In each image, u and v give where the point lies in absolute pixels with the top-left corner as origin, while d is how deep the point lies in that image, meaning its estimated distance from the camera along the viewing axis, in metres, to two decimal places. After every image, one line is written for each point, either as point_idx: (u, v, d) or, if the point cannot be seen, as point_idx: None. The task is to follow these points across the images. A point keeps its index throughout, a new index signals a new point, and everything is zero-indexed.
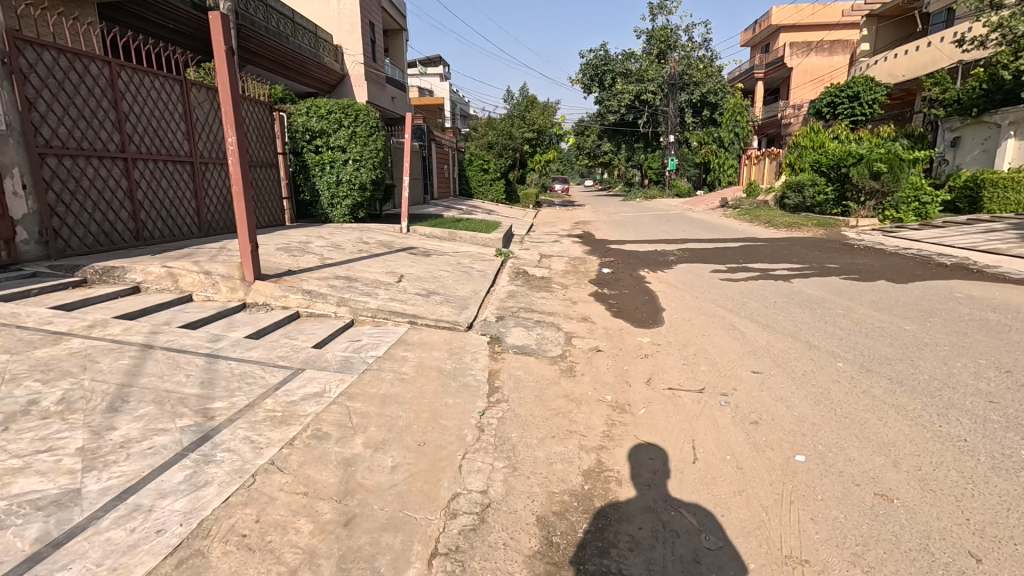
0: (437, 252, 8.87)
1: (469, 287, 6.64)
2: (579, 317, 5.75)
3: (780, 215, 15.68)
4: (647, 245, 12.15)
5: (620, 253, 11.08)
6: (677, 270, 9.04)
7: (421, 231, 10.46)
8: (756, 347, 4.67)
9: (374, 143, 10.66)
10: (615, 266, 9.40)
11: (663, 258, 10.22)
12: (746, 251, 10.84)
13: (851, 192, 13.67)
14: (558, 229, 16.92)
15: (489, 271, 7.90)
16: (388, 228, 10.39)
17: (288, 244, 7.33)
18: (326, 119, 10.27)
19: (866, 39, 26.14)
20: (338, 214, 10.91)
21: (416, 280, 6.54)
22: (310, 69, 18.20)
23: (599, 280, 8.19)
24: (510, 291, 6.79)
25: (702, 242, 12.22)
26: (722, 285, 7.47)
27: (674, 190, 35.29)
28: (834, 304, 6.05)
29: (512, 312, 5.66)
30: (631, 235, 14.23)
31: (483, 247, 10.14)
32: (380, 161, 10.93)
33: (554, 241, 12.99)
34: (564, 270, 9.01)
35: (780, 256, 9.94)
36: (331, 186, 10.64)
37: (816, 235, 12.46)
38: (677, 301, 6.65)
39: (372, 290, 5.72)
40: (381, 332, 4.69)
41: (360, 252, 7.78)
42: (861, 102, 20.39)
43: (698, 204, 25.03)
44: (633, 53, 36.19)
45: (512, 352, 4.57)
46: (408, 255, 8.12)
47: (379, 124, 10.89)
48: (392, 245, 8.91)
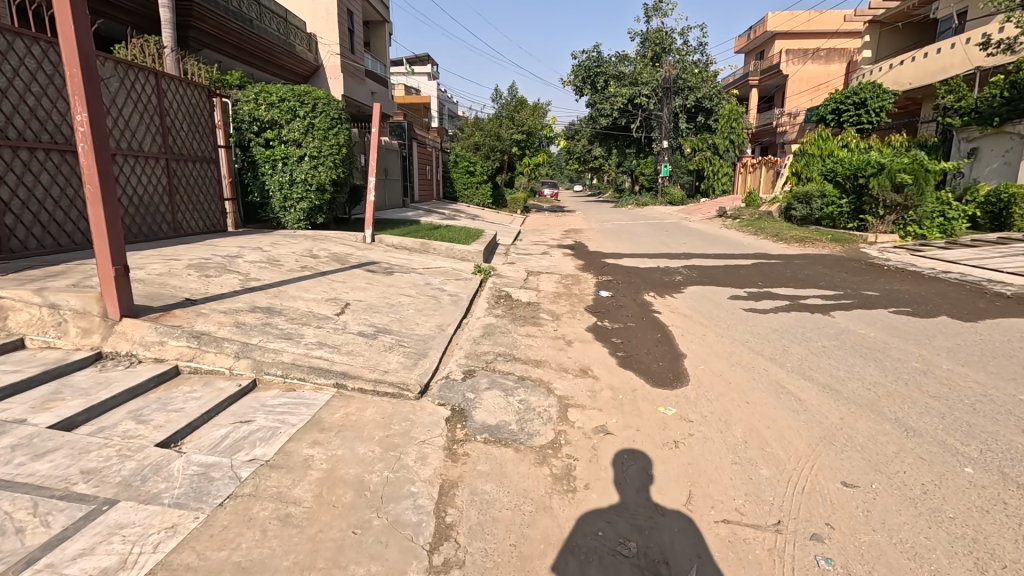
0: (403, 268, 7.40)
1: (433, 320, 5.17)
2: (575, 369, 4.32)
3: (788, 228, 14.47)
4: (647, 260, 10.79)
5: (618, 270, 9.72)
6: (686, 293, 7.69)
7: (388, 241, 8.95)
8: (828, 430, 3.28)
9: (335, 138, 9.22)
10: (614, 287, 8.03)
11: (668, 278, 8.87)
12: (761, 270, 9.53)
13: (868, 205, 12.46)
14: (547, 238, 15.49)
15: (463, 294, 6.46)
16: (349, 237, 8.87)
17: (207, 259, 5.79)
18: (278, 108, 8.82)
19: (869, 46, 25.32)
20: (292, 219, 9.34)
21: (364, 311, 5.06)
22: (278, 57, 16.65)
23: (595, 307, 6.79)
24: (487, 326, 5.33)
25: (709, 258, 10.91)
26: (746, 318, 6.12)
27: (666, 197, 34.16)
28: (905, 353, 4.67)
29: (486, 363, 4.21)
30: (629, 247, 12.88)
31: (461, 261, 8.67)
32: (343, 159, 9.47)
33: (542, 254, 11.58)
34: (554, 291, 7.59)
35: (802, 277, 8.62)
36: (284, 186, 9.10)
37: (833, 252, 11.23)
38: (697, 341, 5.27)
39: (295, 330, 4.22)
40: (289, 408, 3.16)
41: (303, 270, 6.26)
42: (868, 109, 19.31)
43: (694, 213, 23.82)
44: (626, 55, 35.16)
45: (480, 438, 3.09)
46: (364, 272, 6.64)
47: (343, 116, 9.47)
48: (348, 258, 7.40)
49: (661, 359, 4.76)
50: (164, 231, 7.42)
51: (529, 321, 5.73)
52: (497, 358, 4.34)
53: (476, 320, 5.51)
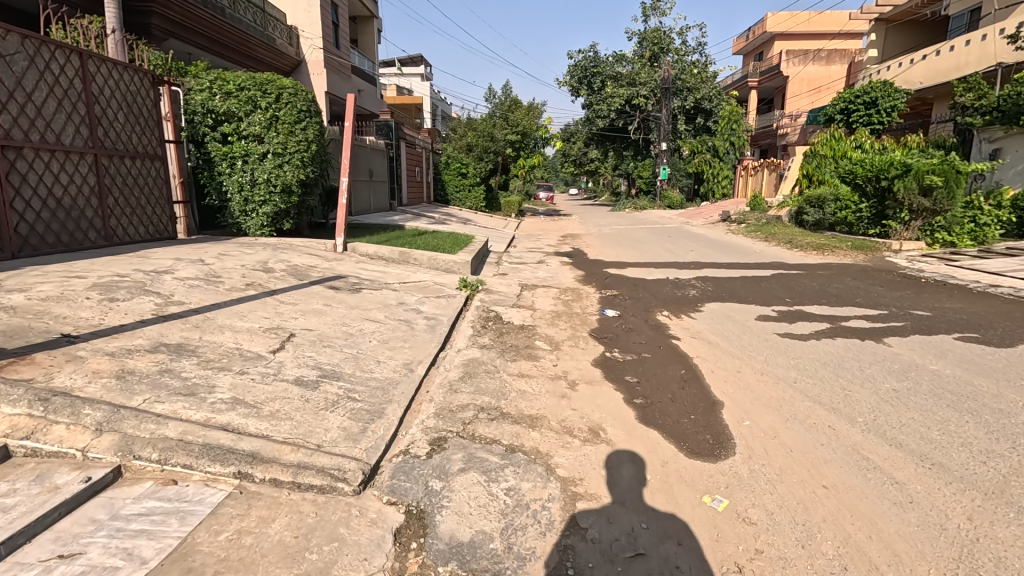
0: (374, 282, 6.32)
1: (400, 357, 4.07)
2: (582, 430, 3.25)
3: (802, 234, 13.49)
4: (652, 270, 9.75)
5: (622, 282, 8.66)
6: (704, 311, 6.64)
7: (363, 250, 7.86)
8: (961, 546, 2.24)
9: (303, 133, 8.11)
10: (620, 305, 6.96)
11: (680, 292, 7.80)
12: (783, 283, 8.47)
13: (891, 209, 11.47)
14: (542, 245, 14.39)
15: (443, 317, 5.36)
16: (317, 246, 7.76)
17: (124, 276, 4.67)
18: (236, 98, 7.73)
19: (874, 44, 24.38)
20: (254, 224, 8.21)
21: (311, 346, 3.96)
22: (255, 50, 15.54)
23: (600, 331, 5.71)
24: (469, 361, 4.24)
25: (721, 267, 9.88)
26: (783, 347, 5.07)
27: (665, 201, 33.16)
28: (1006, 402, 3.64)
29: (463, 424, 3.13)
30: (631, 255, 11.82)
31: (445, 273, 7.59)
32: (313, 157, 8.35)
33: (538, 263, 10.51)
34: (551, 309, 6.50)
35: (832, 292, 7.57)
36: (244, 188, 7.98)
37: (857, 262, 10.21)
38: (732, 381, 4.20)
39: (206, 380, 3.12)
40: (150, 522, 2.05)
41: (248, 288, 5.17)
42: (879, 109, 18.37)
43: (696, 217, 22.82)
44: (623, 55, 34.29)
45: (445, 571, 2.01)
46: (325, 289, 5.54)
47: (314, 108, 8.36)
48: (311, 271, 6.30)
49: (693, 410, 3.69)
50: (94, 240, 6.34)
51: (522, 354, 4.64)
52: (478, 415, 3.25)
53: (457, 354, 4.41)
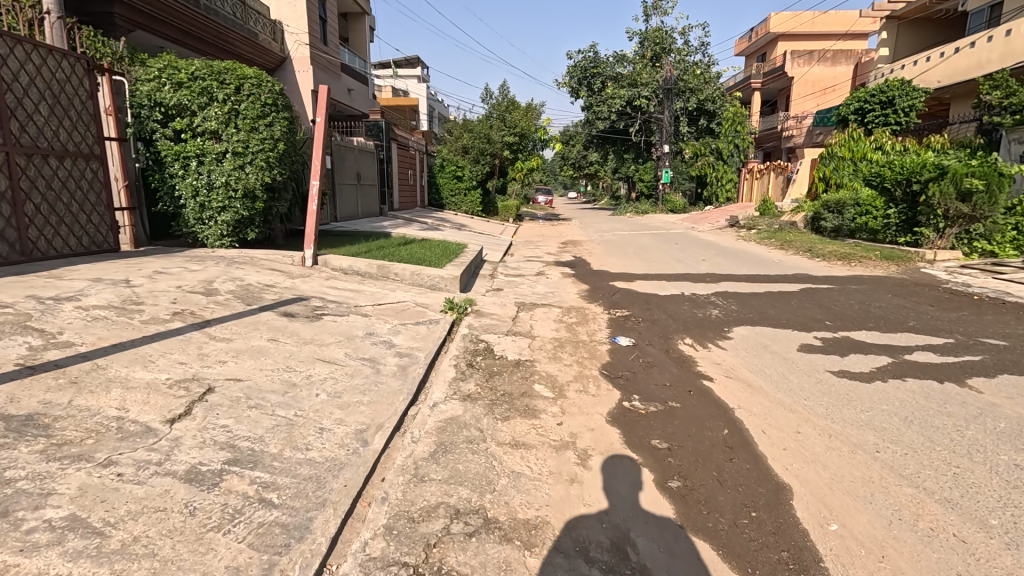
0: (342, 305, 5.30)
1: (354, 419, 3.05)
2: (603, 550, 2.23)
3: (821, 242, 12.53)
4: (664, 284, 8.74)
5: (632, 298, 7.65)
6: (734, 338, 5.61)
7: (336, 264, 6.85)
8: None
9: (268, 130, 7.09)
10: (633, 330, 5.94)
11: (701, 312, 6.78)
12: (815, 299, 7.46)
13: (922, 214, 10.49)
14: (541, 253, 13.38)
15: (420, 354, 4.34)
16: (282, 259, 6.74)
17: (6, 307, 3.65)
18: (189, 89, 6.72)
19: (886, 43, 23.53)
20: (213, 234, 7.18)
21: (230, 407, 2.93)
22: (233, 45, 14.57)
23: (613, 368, 4.68)
24: (447, 424, 3.21)
25: (740, 281, 8.88)
26: (845, 392, 4.04)
27: (668, 205, 32.16)
28: None
29: (426, 549, 2.11)
30: (639, 265, 10.80)
31: (429, 291, 6.58)
32: (281, 157, 7.31)
33: (537, 276, 9.50)
34: (553, 336, 5.48)
35: (876, 312, 6.56)
36: (199, 192, 6.94)
37: (891, 274, 9.22)
38: (794, 450, 3.19)
39: (42, 482, 2.10)
40: None
41: (174, 318, 4.14)
42: (896, 108, 17.43)
43: (701, 222, 21.89)
44: (624, 55, 33.40)
45: None
46: (276, 318, 4.52)
47: (281, 103, 7.35)
48: (266, 293, 5.28)
49: (754, 501, 2.66)
50: (6, 255, 5.32)
51: (517, 407, 3.61)
52: (450, 529, 2.24)
53: (432, 411, 3.39)
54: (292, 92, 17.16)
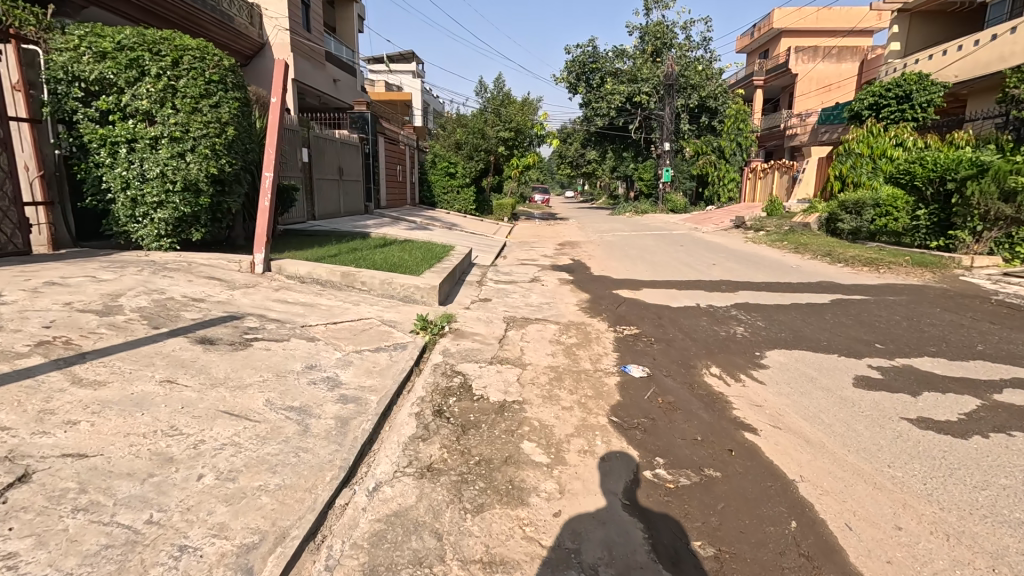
0: (285, 326, 4.24)
1: (242, 526, 2.00)
2: None
3: (841, 246, 11.56)
4: (674, 294, 7.71)
5: (639, 312, 6.61)
6: (770, 367, 4.57)
7: (293, 271, 5.79)
8: None
9: (214, 111, 6.00)
10: (645, 355, 4.89)
11: (723, 330, 5.74)
12: (852, 313, 6.44)
13: (957, 216, 9.51)
14: (536, 256, 12.34)
15: (371, 398, 3.28)
16: (227, 265, 5.66)
17: None
18: (116, 59, 5.62)
19: (897, 37, 22.68)
20: (148, 234, 6.10)
21: (39, 514, 1.87)
22: (205, 29, 13.46)
23: (625, 412, 3.62)
24: (388, 529, 2.16)
25: (760, 291, 7.85)
26: (941, 455, 3.00)
27: (668, 204, 31.12)
28: None
29: None
30: (643, 271, 9.75)
31: (401, 304, 5.54)
32: (231, 144, 6.24)
33: (531, 283, 8.47)
34: (548, 365, 4.43)
35: (930, 331, 5.55)
36: (130, 184, 5.85)
37: (928, 283, 8.21)
38: (904, 566, 2.14)
39: None
40: None
41: (38, 349, 3.07)
42: (913, 104, 16.47)
43: (705, 223, 20.90)
44: (624, 50, 32.40)
45: None
46: (186, 347, 3.45)
47: (231, 80, 6.27)
48: (190, 309, 4.22)
49: None
50: None
51: (495, 485, 2.57)
52: None
53: (370, 501, 2.33)
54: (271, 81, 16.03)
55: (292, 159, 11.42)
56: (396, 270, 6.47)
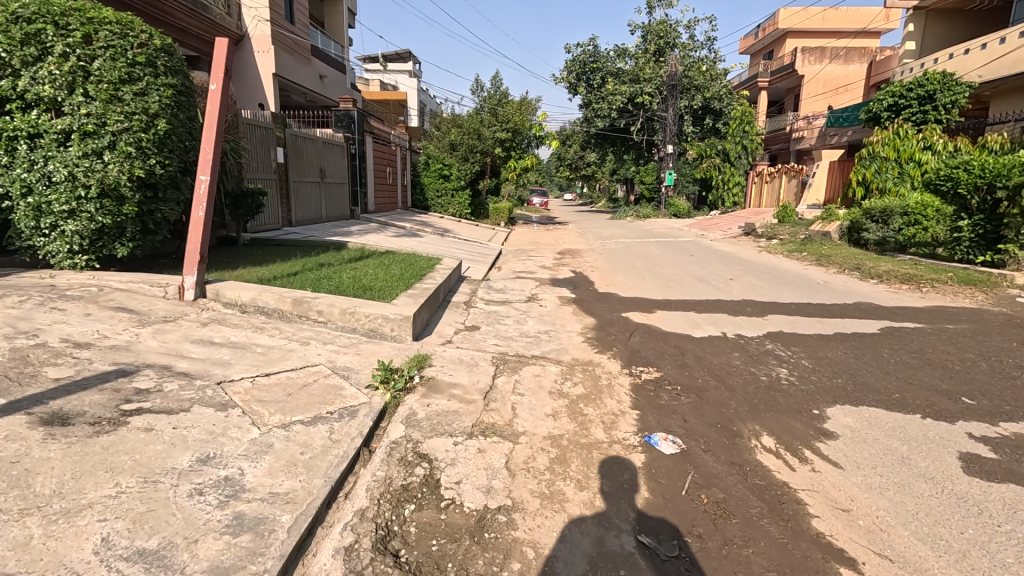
0: (194, 385, 3.14)
1: None
2: None
3: (872, 259, 10.49)
4: (694, 320, 6.62)
5: (657, 345, 5.51)
6: (840, 435, 3.48)
7: (233, 298, 4.70)
8: None
9: (140, 100, 4.92)
10: (672, 415, 3.79)
11: (763, 374, 4.65)
12: (913, 348, 5.35)
13: (1009, 228, 8.45)
14: (533, 267, 11.25)
15: (280, 522, 2.15)
16: (149, 290, 4.55)
17: None
18: (9, 34, 4.51)
19: (911, 36, 21.74)
20: (60, 250, 4.98)
21: None
22: (175, 17, 12.37)
23: (659, 527, 2.51)
24: None
25: (794, 316, 6.76)
26: None
27: (670, 209, 30.07)
28: None
29: None
30: (655, 288, 8.66)
31: (364, 341, 4.45)
32: (163, 140, 5.14)
33: (528, 303, 7.37)
34: (548, 435, 3.32)
35: (1022, 377, 4.46)
36: (31, 189, 4.72)
37: (984, 305, 7.14)
38: None
39: None
40: None
41: None
42: (936, 104, 15.40)
43: (712, 230, 19.85)
44: (626, 49, 31.41)
45: None
46: (15, 437, 2.34)
47: (163, 62, 5.18)
48: (62, 362, 3.11)
49: None
50: None
51: None
52: None
53: None
54: (251, 75, 14.90)
55: (261, 159, 10.33)
56: (363, 294, 5.38)
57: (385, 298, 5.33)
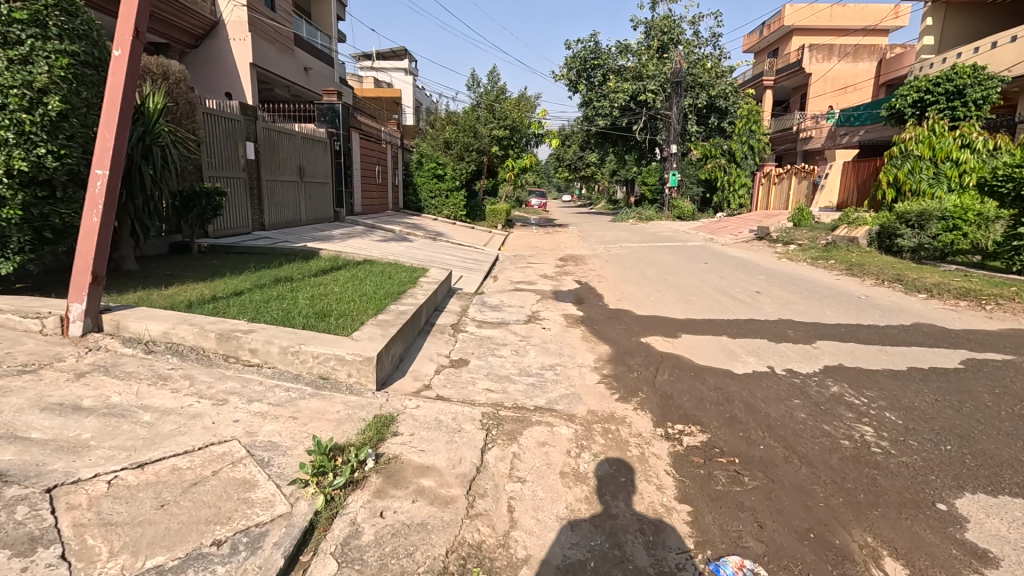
0: (1, 500, 1.97)
1: None
2: None
3: (912, 269, 9.39)
4: (729, 349, 5.46)
5: (691, 386, 4.36)
6: (1000, 557, 2.32)
7: (138, 334, 3.57)
8: None
9: (18, 69, 3.75)
10: (741, 514, 2.62)
11: (843, 435, 3.49)
12: (1020, 392, 4.20)
13: None
14: (533, 277, 10.08)
15: None
16: (20, 323, 3.45)
17: None
18: None
19: (929, 31, 20.63)
20: None
21: None
22: None
23: None
24: None
25: (848, 343, 5.62)
26: None
27: (674, 211, 28.96)
28: None
29: None
30: (674, 304, 7.51)
31: (309, 395, 3.29)
32: (55, 122, 3.94)
33: (528, 325, 6.21)
34: (564, 568, 2.16)
35: None
36: None
37: None
38: None
39: None
40: None
41: None
42: (965, 100, 14.35)
43: (722, 234, 18.71)
44: (628, 46, 30.33)
45: None
46: None
47: (55, 21, 3.99)
48: None
49: None
50: None
51: None
52: None
53: None
54: (227, 66, 13.72)
55: (225, 156, 9.12)
56: (316, 322, 4.15)
57: (342, 327, 4.11)
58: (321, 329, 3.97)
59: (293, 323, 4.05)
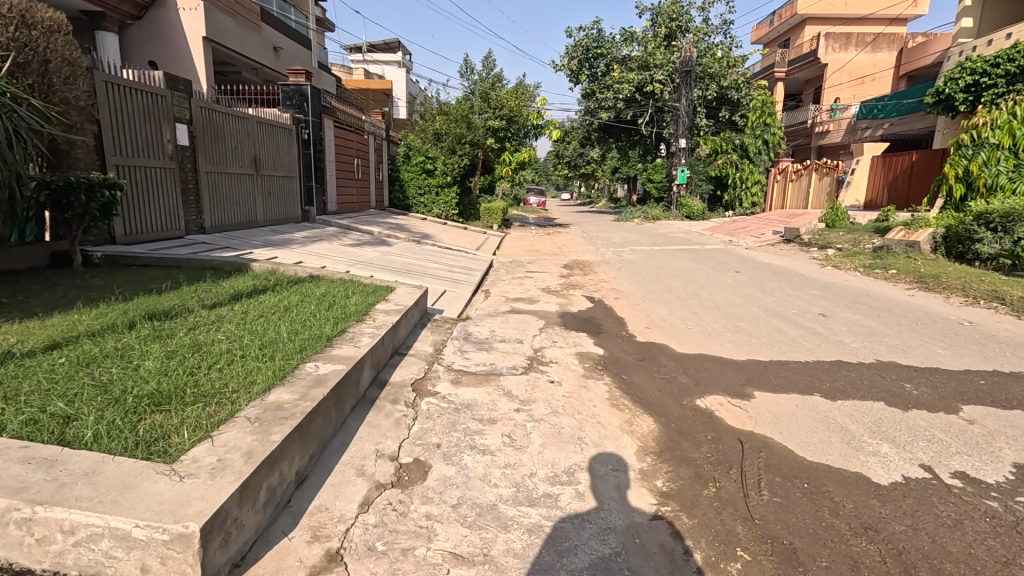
0: None
1: None
2: None
3: (1008, 285, 7.52)
4: (839, 424, 3.55)
5: (820, 526, 2.45)
6: None
7: None
8: None
9: None
10: None
11: None
12: None
13: None
14: (533, 292, 8.15)
15: None
16: None
17: None
18: None
19: (968, 12, 18.76)
20: None
21: None
22: None
23: None
24: None
25: (1014, 412, 3.71)
26: None
27: (683, 209, 27.03)
28: None
29: None
30: (726, 338, 5.58)
31: None
32: None
33: (526, 376, 4.28)
34: None
35: None
36: None
37: None
38: None
39: None
40: None
41: None
42: None
43: (742, 235, 16.76)
44: (633, 33, 28.34)
45: None
46: None
47: None
48: None
49: None
50: None
51: None
52: None
53: None
54: (176, 41, 11.75)
55: (142, 140, 7.16)
56: (122, 425, 2.15)
57: (171, 440, 2.12)
58: (118, 451, 1.98)
59: (72, 432, 2.07)
